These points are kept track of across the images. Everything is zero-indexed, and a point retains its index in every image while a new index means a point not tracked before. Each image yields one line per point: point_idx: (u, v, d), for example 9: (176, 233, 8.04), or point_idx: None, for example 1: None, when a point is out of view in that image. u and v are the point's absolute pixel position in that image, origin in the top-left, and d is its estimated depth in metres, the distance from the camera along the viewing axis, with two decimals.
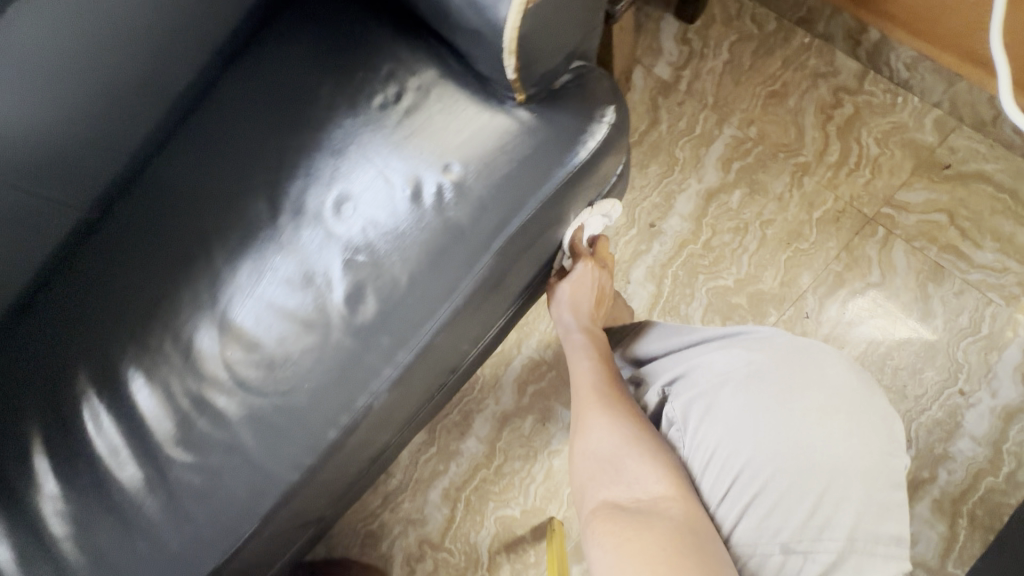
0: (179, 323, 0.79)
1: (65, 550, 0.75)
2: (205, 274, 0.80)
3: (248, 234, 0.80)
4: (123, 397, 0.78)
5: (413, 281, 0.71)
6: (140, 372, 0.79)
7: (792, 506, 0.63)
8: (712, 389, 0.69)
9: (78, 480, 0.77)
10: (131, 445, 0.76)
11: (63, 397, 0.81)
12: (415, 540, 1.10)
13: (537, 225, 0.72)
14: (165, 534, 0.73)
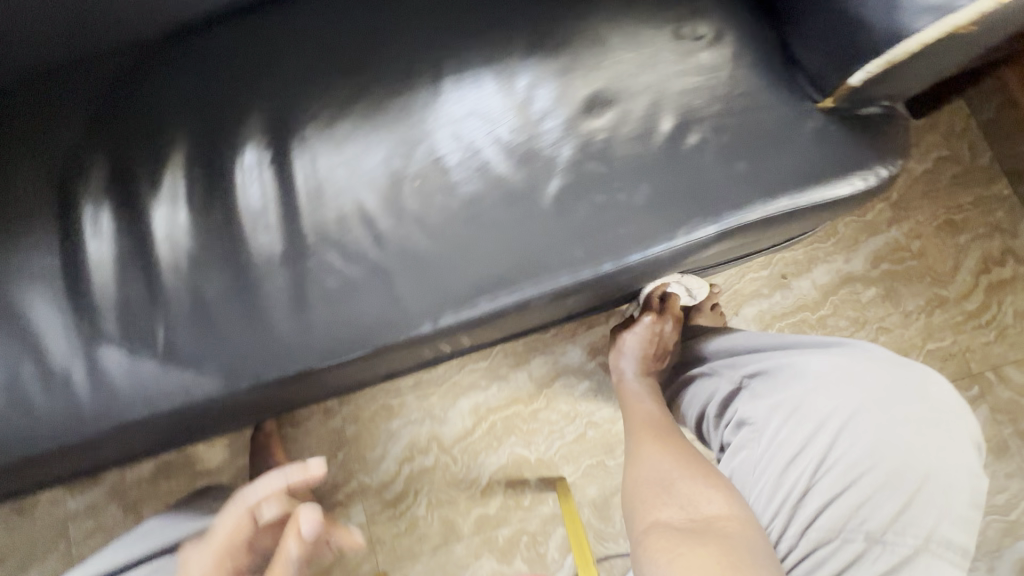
0: (372, 126, 0.75)
1: (164, 277, 0.72)
2: (421, 94, 0.76)
3: (483, 80, 0.75)
4: (286, 167, 0.75)
5: (631, 211, 0.70)
6: (315, 152, 0.75)
7: (874, 502, 0.65)
8: (801, 393, 0.71)
9: (205, 220, 0.74)
10: (278, 214, 0.73)
11: (226, 134, 0.77)
12: (427, 434, 1.11)
13: (767, 225, 0.71)
14: (273, 312, 0.71)
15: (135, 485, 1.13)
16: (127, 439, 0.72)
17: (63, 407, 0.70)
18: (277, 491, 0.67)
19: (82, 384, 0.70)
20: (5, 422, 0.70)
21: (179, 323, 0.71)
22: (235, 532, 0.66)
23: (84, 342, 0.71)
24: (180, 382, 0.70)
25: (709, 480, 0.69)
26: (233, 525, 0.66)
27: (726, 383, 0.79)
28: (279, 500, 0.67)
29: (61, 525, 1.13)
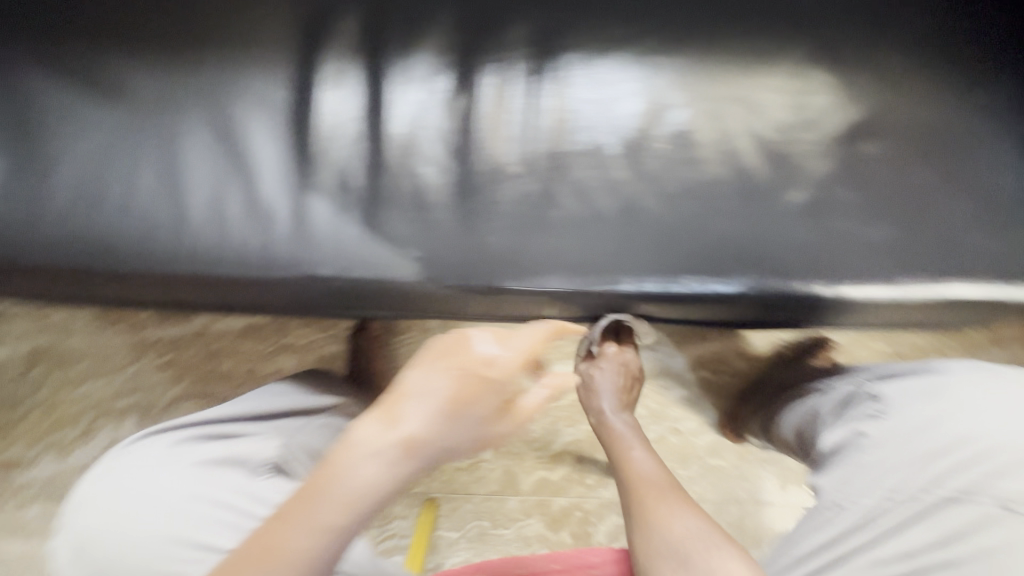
0: (631, 77, 0.75)
1: (390, 153, 0.72)
2: (688, 63, 0.75)
3: (754, 71, 0.75)
4: (537, 89, 0.74)
5: (865, 247, 0.70)
6: (569, 83, 0.74)
7: (1014, 471, 0.64)
8: (934, 381, 0.71)
9: (447, 113, 0.74)
10: (517, 130, 0.73)
11: (486, 37, 0.76)
12: None
13: (990, 308, 0.70)
14: (488, 221, 0.70)
15: (219, 336, 1.13)
16: (300, 295, 0.71)
17: (256, 240, 0.69)
18: (484, 360, 0.55)
19: (281, 224, 0.70)
20: (195, 235, 0.69)
21: (394, 200, 0.70)
22: (420, 394, 0.49)
23: (296, 186, 0.71)
24: (378, 256, 0.69)
25: (737, 552, 0.63)
26: (420, 380, 0.50)
27: (846, 386, 0.79)
28: (457, 348, 0.54)
29: (137, 350, 1.12)
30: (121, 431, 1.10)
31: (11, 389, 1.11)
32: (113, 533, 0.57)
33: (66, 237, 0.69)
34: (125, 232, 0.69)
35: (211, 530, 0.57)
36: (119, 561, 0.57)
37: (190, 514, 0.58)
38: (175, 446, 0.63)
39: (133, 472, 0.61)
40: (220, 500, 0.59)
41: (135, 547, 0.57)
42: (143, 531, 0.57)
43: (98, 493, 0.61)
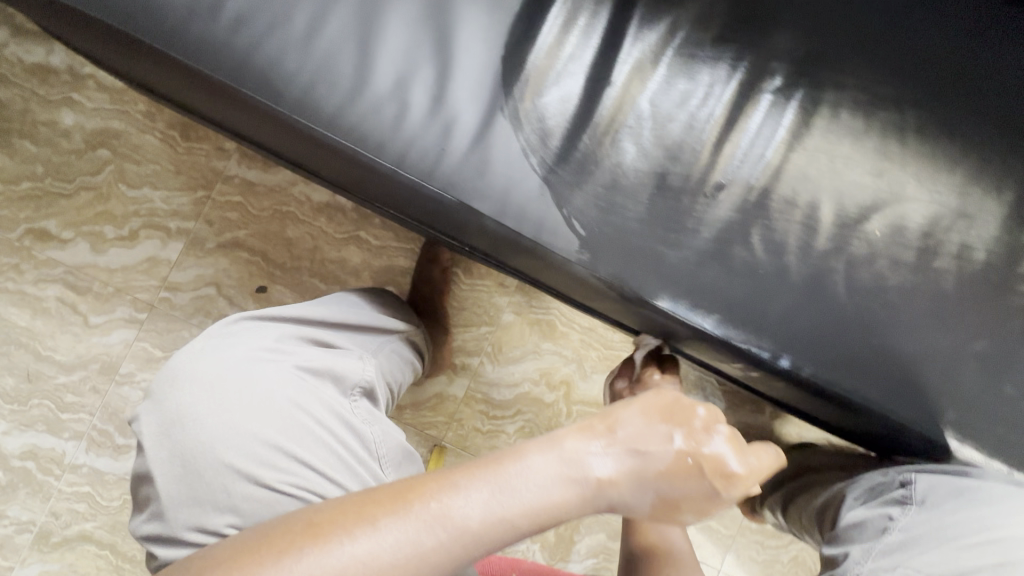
0: (874, 142, 0.66)
1: (602, 112, 0.63)
2: (939, 152, 0.66)
3: (1000, 192, 0.66)
4: (778, 112, 0.65)
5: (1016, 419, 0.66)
6: (808, 119, 0.65)
7: None
8: (976, 493, 0.66)
9: (674, 94, 0.65)
10: (736, 145, 0.64)
11: (743, 28, 0.66)
12: (564, 375, 1.06)
13: None
14: (672, 231, 0.63)
15: (295, 199, 1.05)
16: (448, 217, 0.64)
17: (427, 145, 0.61)
18: (716, 471, 0.47)
19: (461, 137, 0.61)
20: (367, 110, 0.61)
21: (587, 166, 0.63)
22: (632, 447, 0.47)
23: (492, 103, 0.62)
24: (545, 217, 0.62)
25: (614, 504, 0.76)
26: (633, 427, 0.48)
27: (881, 476, 0.74)
28: (685, 426, 0.48)
29: (208, 177, 1.04)
30: (163, 251, 1.03)
31: (68, 160, 1.03)
32: (214, 418, 0.56)
33: (229, 48, 0.60)
34: (293, 72, 0.60)
35: (308, 444, 0.58)
36: (215, 450, 0.55)
37: (289, 419, 0.58)
38: (276, 349, 0.62)
39: (239, 357, 0.60)
40: (319, 419, 0.59)
41: (233, 436, 0.56)
42: (243, 423, 0.56)
43: (196, 369, 0.59)
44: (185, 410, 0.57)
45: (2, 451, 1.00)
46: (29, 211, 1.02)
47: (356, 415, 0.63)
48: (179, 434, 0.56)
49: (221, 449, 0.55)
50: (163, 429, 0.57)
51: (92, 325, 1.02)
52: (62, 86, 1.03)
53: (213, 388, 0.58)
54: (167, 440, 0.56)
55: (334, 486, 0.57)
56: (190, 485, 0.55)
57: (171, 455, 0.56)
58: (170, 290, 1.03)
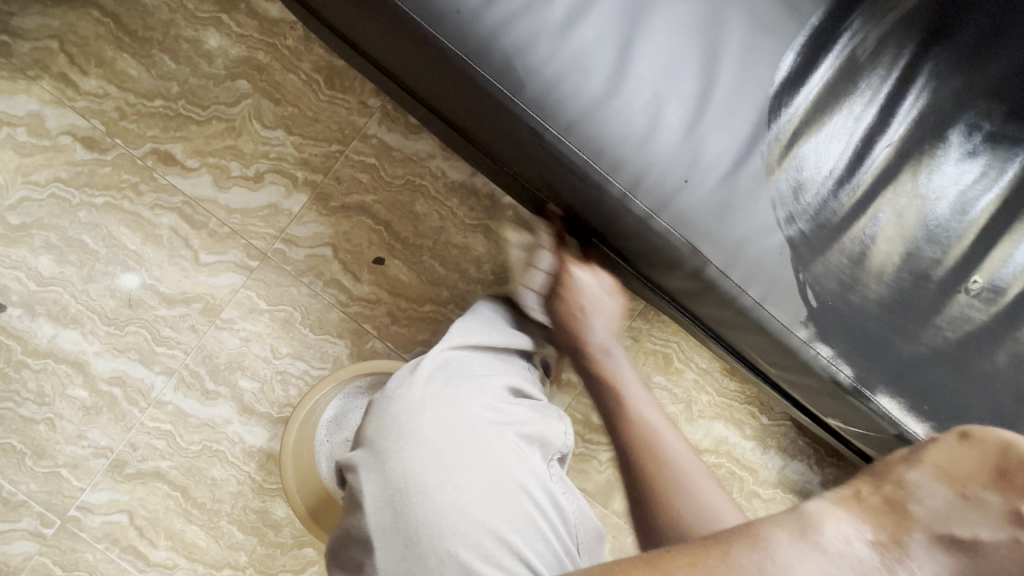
0: None
1: (866, 175, 0.56)
2: None
3: None
4: None
5: None
6: None
7: None
8: None
9: (950, 169, 0.56)
10: (1002, 241, 0.57)
11: None
12: (669, 413, 1.01)
13: None
14: (912, 325, 0.56)
15: (431, 173, 0.98)
16: (666, 259, 0.58)
17: (670, 176, 0.54)
18: None
19: (707, 175, 0.54)
20: (612, 126, 0.54)
21: (836, 234, 0.56)
22: (947, 533, 0.36)
23: (749, 141, 0.54)
24: (777, 282, 0.56)
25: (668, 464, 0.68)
26: (932, 505, 0.37)
27: None
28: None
29: (345, 131, 0.97)
30: (286, 201, 0.98)
31: (205, 84, 0.97)
32: (441, 491, 0.51)
33: (475, 25, 0.53)
34: (541, 66, 0.53)
35: (528, 530, 0.52)
36: (441, 532, 0.50)
37: (511, 501, 0.53)
38: (493, 410, 0.57)
39: (462, 414, 0.56)
40: (537, 499, 0.54)
41: (459, 517, 0.51)
42: (469, 502, 0.51)
43: (422, 428, 0.55)
44: (411, 476, 0.52)
45: (91, 371, 0.97)
46: (157, 131, 0.96)
47: (563, 495, 0.58)
48: (401, 504, 0.52)
49: (447, 533, 0.50)
50: (384, 495, 0.52)
51: (201, 263, 0.97)
52: (212, 4, 0.96)
53: (440, 457, 0.53)
54: (390, 508, 0.52)
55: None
56: (410, 569, 0.49)
57: (393, 527, 0.51)
58: (286, 243, 0.98)
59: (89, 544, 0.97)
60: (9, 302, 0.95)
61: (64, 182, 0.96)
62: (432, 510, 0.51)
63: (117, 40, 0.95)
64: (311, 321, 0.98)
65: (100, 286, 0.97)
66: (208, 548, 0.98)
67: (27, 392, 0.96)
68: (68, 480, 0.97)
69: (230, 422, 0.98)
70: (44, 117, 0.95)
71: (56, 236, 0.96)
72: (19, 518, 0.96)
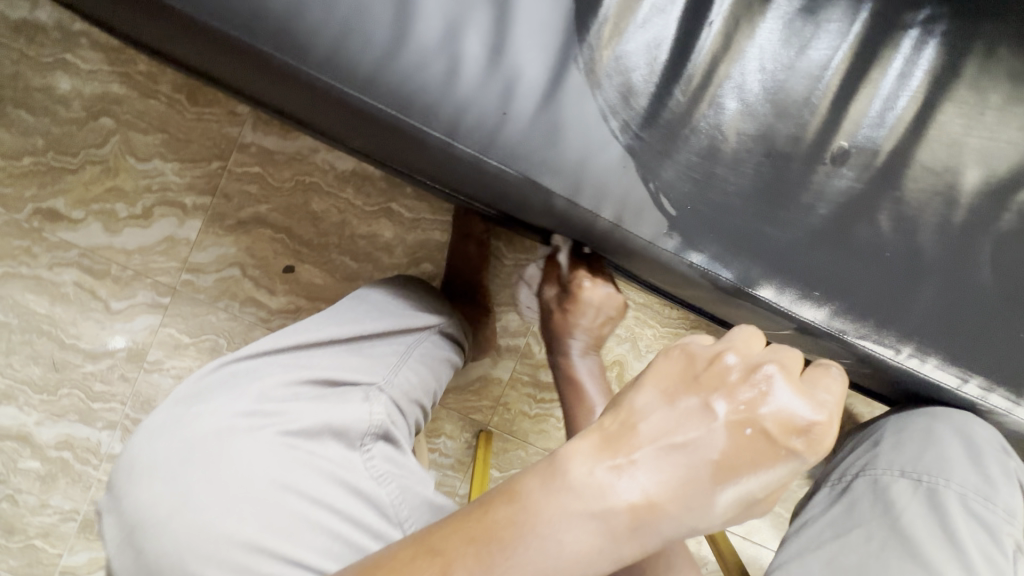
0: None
1: (698, 61, 0.51)
2: None
3: None
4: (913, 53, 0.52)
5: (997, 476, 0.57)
6: (949, 60, 0.53)
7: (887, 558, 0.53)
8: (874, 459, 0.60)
9: (786, 35, 0.52)
10: (860, 99, 0.52)
11: None
12: (616, 354, 0.99)
13: None
14: (777, 209, 0.52)
15: (318, 168, 0.94)
16: (511, 199, 0.54)
17: (485, 111, 0.50)
18: (783, 423, 0.36)
19: (524, 99, 0.50)
20: (410, 70, 0.50)
21: (679, 129, 0.51)
22: (666, 443, 0.36)
23: (562, 53, 0.50)
24: (628, 196, 0.52)
25: None
26: (656, 421, 0.37)
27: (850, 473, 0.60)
28: (722, 387, 0.37)
29: (222, 146, 0.94)
30: (181, 230, 0.95)
31: (69, 131, 0.93)
32: (177, 518, 0.50)
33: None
34: (318, 24, 0.49)
35: (300, 524, 0.52)
36: (191, 554, 0.49)
37: (270, 507, 0.51)
38: (252, 414, 0.55)
39: (207, 432, 0.53)
40: (309, 494, 0.53)
41: (209, 536, 0.49)
42: (214, 522, 0.50)
43: (158, 455, 0.53)
44: (154, 506, 0.51)
45: (37, 442, 0.97)
46: (34, 189, 0.94)
47: (356, 480, 0.56)
48: (142, 539, 0.51)
49: (194, 559, 0.49)
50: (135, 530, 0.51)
51: (114, 311, 0.95)
52: (52, 46, 0.92)
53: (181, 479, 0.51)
54: (134, 546, 0.51)
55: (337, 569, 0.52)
56: None
57: (141, 563, 0.51)
58: (192, 273, 0.95)
59: None
60: None
61: None
62: (178, 533, 0.50)
63: None
64: (238, 343, 0.97)
65: (22, 356, 0.96)
66: None
67: None
68: (45, 549, 0.98)
69: None
70: None
71: None
72: None
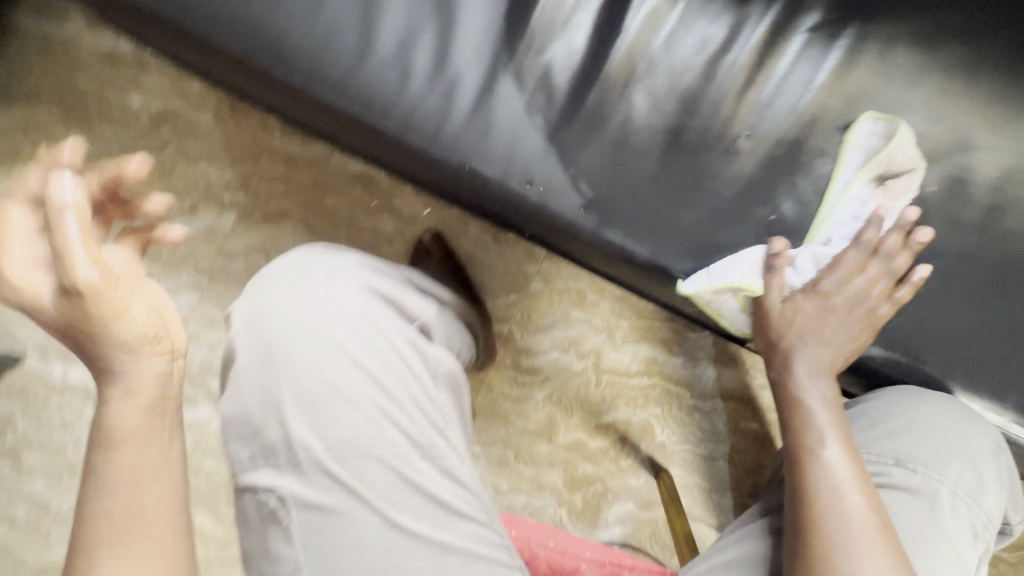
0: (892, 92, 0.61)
1: (612, 65, 0.60)
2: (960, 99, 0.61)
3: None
4: (804, 64, 0.61)
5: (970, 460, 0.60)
6: (828, 67, 0.61)
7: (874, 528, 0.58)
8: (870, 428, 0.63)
9: (692, 42, 0.60)
10: (751, 99, 0.61)
11: None
12: (593, 343, 1.05)
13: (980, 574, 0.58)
14: (681, 192, 0.60)
15: (333, 170, 1.09)
16: (454, 182, 0.64)
17: (432, 109, 0.61)
18: None
19: (462, 99, 0.61)
20: (372, 76, 0.61)
21: (596, 122, 0.60)
22: None
23: (495, 60, 0.60)
24: (550, 179, 0.61)
25: None
26: None
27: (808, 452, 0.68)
28: None
29: (255, 151, 1.10)
30: (219, 222, 1.12)
31: (138, 139, 1.13)
32: (282, 313, 0.54)
33: (240, 20, 0.61)
34: (301, 40, 0.61)
35: (372, 351, 0.55)
36: (286, 342, 0.53)
37: (359, 328, 0.55)
38: (356, 261, 0.59)
39: (319, 260, 0.58)
40: (385, 329, 0.56)
41: (301, 332, 0.53)
42: (316, 326, 0.54)
43: (280, 266, 0.57)
44: (265, 302, 0.55)
45: (98, 397, 1.15)
46: (108, 187, 1.14)
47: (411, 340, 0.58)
48: (250, 327, 0.54)
49: (292, 350, 0.53)
50: (246, 313, 0.55)
51: (163, 289, 1.13)
52: (129, 71, 1.12)
53: (288, 284, 0.56)
54: (244, 332, 0.54)
55: (391, 400, 0.55)
56: (258, 381, 0.53)
57: (249, 347, 0.54)
58: (226, 258, 1.12)
59: None
60: (27, 351, 1.16)
61: None
62: (279, 323, 0.54)
63: (63, 118, 1.14)
64: None
65: None
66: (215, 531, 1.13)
67: (54, 421, 1.16)
68: None
69: (212, 420, 1.13)
70: None
71: None
72: (68, 526, 1.16)
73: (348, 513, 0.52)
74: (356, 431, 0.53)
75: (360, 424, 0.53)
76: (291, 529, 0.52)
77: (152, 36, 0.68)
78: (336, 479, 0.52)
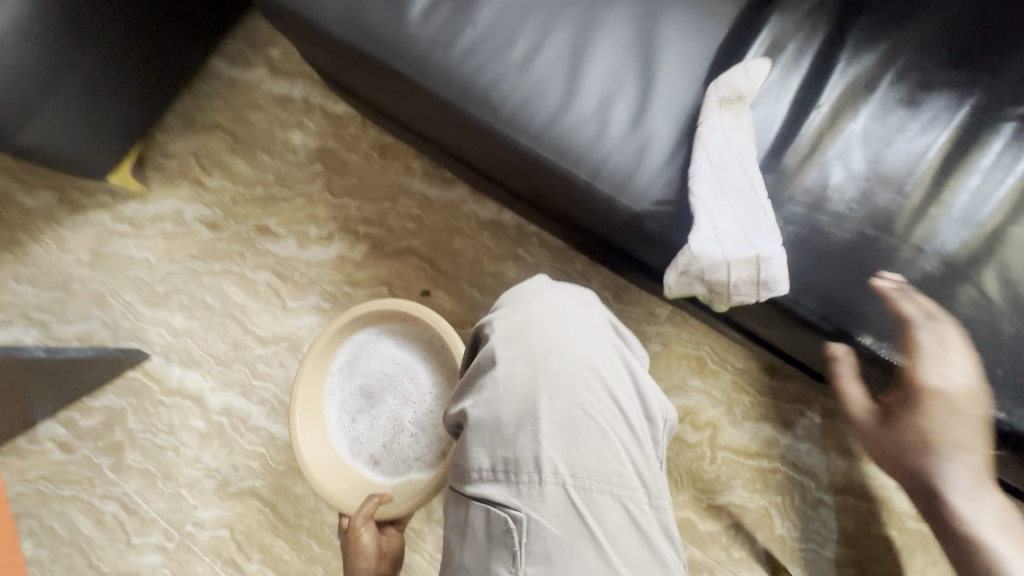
0: None
1: (807, 133, 0.63)
2: None
3: None
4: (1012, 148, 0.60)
5: None
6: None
7: None
8: None
9: (887, 120, 0.62)
10: (950, 176, 0.61)
11: (973, 57, 0.62)
12: (709, 415, 1.01)
13: None
14: (879, 262, 0.60)
15: (464, 215, 1.15)
16: (633, 231, 0.67)
17: (625, 161, 0.65)
18: None
19: (654, 156, 0.65)
20: (571, 127, 0.66)
21: (785, 188, 0.62)
22: None
23: (690, 126, 0.65)
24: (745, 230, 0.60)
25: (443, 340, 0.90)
26: None
27: None
28: None
29: (395, 191, 1.19)
30: (351, 251, 1.19)
31: (292, 171, 1.24)
32: (554, 325, 0.55)
33: (457, 73, 0.69)
34: (510, 93, 0.68)
35: (625, 388, 0.55)
36: (555, 362, 0.53)
37: (614, 356, 0.56)
38: (595, 299, 0.63)
39: (572, 291, 0.61)
40: (631, 363, 0.58)
41: (567, 347, 0.54)
42: (580, 345, 0.55)
43: (542, 285, 0.60)
44: (530, 313, 0.56)
45: (207, 404, 1.19)
46: (257, 210, 1.24)
47: (651, 383, 0.58)
48: (519, 333, 0.55)
49: (560, 362, 0.53)
50: (510, 328, 0.56)
51: (288, 309, 1.19)
52: (297, 113, 1.26)
53: (556, 308, 0.57)
54: (513, 337, 0.55)
55: (632, 440, 0.53)
56: (523, 386, 0.52)
57: (516, 352, 0.54)
58: (351, 286, 1.17)
59: (200, 557, 1.13)
60: (152, 352, 1.22)
61: (194, 256, 1.25)
62: (548, 340, 0.54)
63: (231, 146, 1.27)
64: None
65: (215, 334, 1.21)
66: (292, 560, 1.10)
67: (161, 423, 1.20)
68: (186, 498, 1.16)
69: None
70: (182, 211, 1.26)
71: (187, 297, 1.23)
72: (150, 532, 1.16)
73: (577, 553, 0.47)
74: (603, 463, 0.50)
75: (609, 459, 0.50)
76: (524, 555, 0.47)
77: (364, 77, 0.77)
78: (576, 512, 0.48)
